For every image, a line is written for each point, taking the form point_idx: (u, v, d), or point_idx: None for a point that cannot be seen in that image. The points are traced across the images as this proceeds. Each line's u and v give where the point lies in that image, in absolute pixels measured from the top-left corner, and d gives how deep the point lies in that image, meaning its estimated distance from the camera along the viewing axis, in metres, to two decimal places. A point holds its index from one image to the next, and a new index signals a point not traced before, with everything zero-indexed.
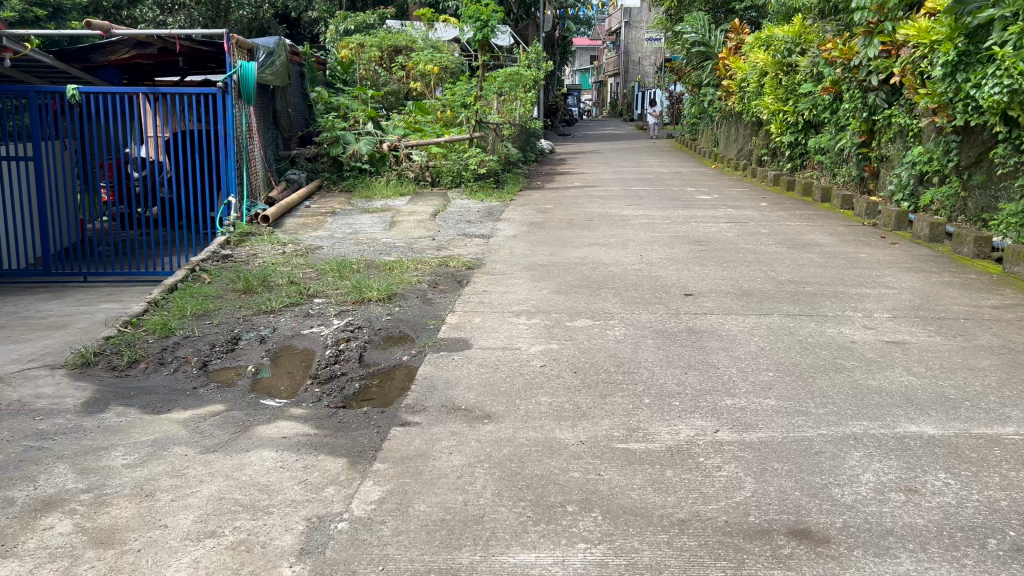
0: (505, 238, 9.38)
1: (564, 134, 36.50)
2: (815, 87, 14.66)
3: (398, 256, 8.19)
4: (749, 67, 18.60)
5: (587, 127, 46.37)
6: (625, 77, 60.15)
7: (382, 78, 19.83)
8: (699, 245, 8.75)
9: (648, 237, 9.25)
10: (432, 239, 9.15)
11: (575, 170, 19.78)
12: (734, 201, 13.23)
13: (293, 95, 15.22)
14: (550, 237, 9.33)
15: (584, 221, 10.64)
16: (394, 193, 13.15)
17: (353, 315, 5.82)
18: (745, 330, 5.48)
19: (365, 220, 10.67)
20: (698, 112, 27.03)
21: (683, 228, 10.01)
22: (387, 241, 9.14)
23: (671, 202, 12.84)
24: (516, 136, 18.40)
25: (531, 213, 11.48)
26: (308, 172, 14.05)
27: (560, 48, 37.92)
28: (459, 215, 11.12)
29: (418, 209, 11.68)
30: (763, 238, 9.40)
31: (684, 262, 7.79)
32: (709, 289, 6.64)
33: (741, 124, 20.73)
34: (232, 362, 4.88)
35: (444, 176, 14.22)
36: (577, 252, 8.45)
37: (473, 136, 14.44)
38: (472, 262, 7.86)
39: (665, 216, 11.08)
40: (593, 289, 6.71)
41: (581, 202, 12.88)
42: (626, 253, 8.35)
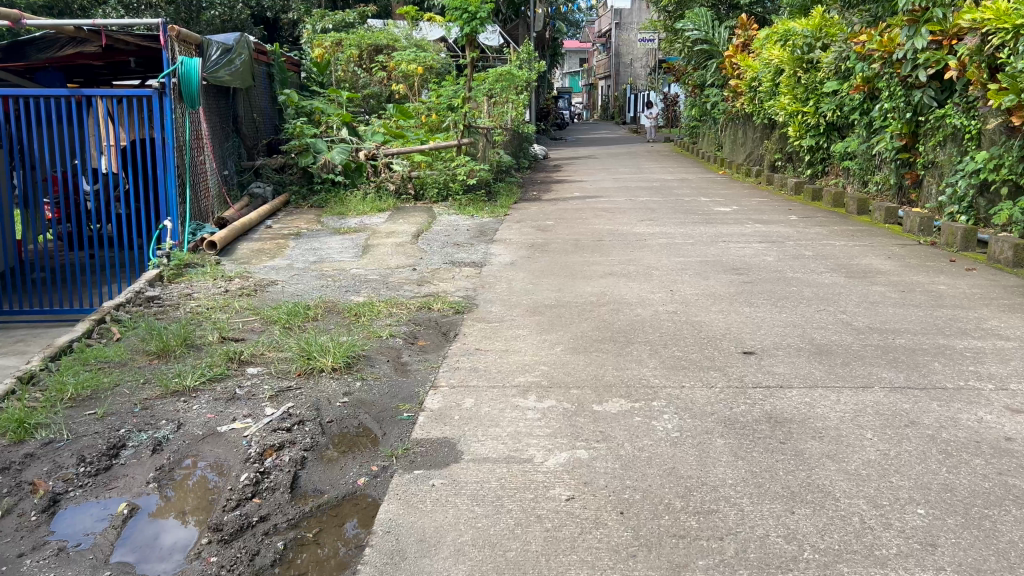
0: (501, 266, 7.77)
1: (557, 139, 34.92)
2: (846, 85, 13.13)
3: (369, 294, 6.58)
4: (761, 65, 17.01)
5: (579, 131, 44.80)
6: (615, 80, 58.75)
7: (361, 79, 18.47)
8: (737, 275, 7.18)
9: (675, 264, 7.67)
10: (412, 269, 7.53)
11: (573, 178, 18.18)
12: (758, 213, 11.67)
13: (258, 98, 13.60)
14: (554, 264, 7.76)
15: (593, 241, 9.07)
16: (372, 209, 11.50)
17: (295, 399, 4.19)
18: (841, 416, 3.90)
19: (335, 244, 9.04)
20: (698, 114, 25.49)
21: (710, 251, 8.45)
22: (358, 272, 7.53)
23: (687, 215, 11.27)
24: (507, 142, 16.79)
25: (530, 232, 9.89)
26: (274, 184, 12.41)
27: (552, 48, 36.31)
28: (447, 236, 9.50)
29: (398, 228, 10.06)
30: (810, 263, 7.82)
31: (726, 300, 6.21)
32: (773, 345, 5.07)
33: (750, 127, 19.17)
34: (99, 495, 3.24)
35: (428, 188, 12.56)
36: (587, 284, 6.89)
37: (461, 143, 12.82)
38: (461, 302, 6.27)
39: (686, 235, 9.52)
40: (620, 344, 5.13)
41: (585, 216, 11.29)
42: (651, 285, 6.79)
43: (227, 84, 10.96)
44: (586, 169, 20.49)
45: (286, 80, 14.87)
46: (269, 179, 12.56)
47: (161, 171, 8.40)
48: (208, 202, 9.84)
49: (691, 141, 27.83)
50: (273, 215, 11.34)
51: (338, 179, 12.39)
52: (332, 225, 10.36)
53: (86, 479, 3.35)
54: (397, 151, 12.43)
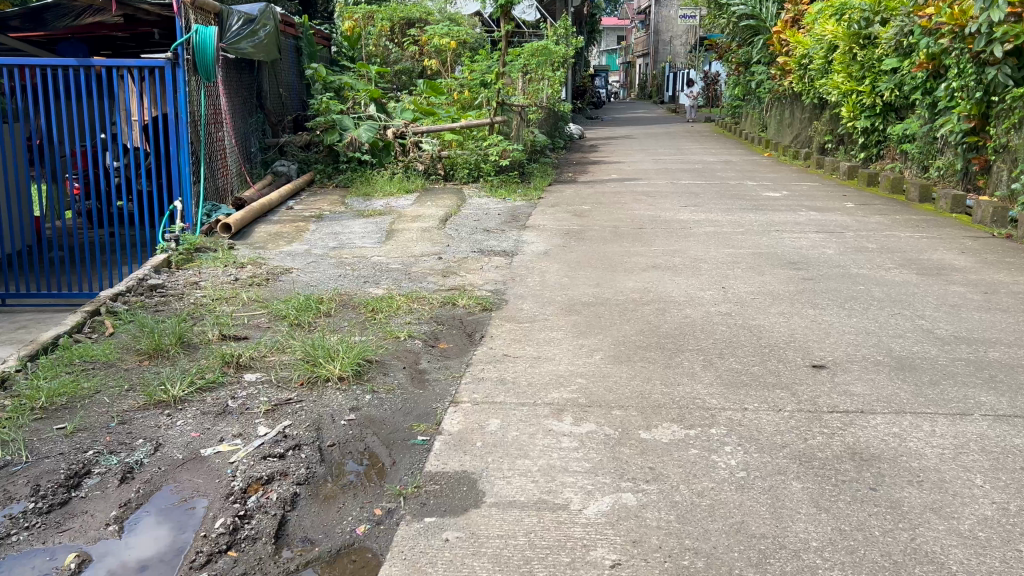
0: (534, 256, 7.16)
1: (593, 118, 34.02)
2: (908, 63, 12.20)
3: (389, 286, 6.02)
4: (813, 41, 16.05)
5: (616, 109, 43.79)
6: (654, 59, 57.55)
7: (393, 54, 18.24)
8: (795, 271, 6.49)
9: (725, 257, 7.00)
10: (438, 258, 6.95)
11: (610, 158, 17.46)
12: (811, 199, 10.91)
13: (284, 72, 13.09)
14: (591, 255, 7.13)
15: (633, 229, 8.41)
16: (399, 189, 10.93)
17: (294, 416, 3.62)
18: (940, 454, 3.25)
19: (358, 227, 8.49)
20: (742, 93, 24.55)
21: (762, 242, 7.76)
22: (379, 260, 6.96)
23: (735, 201, 10.54)
24: (542, 121, 16.11)
25: (566, 218, 9.25)
26: (299, 163, 11.91)
27: (590, 24, 35.31)
28: (477, 221, 8.90)
29: (426, 211, 9.50)
30: (875, 257, 7.10)
31: (786, 301, 5.55)
32: (845, 357, 4.42)
33: (799, 106, 18.28)
34: (47, 540, 2.71)
35: (459, 168, 11.96)
36: (629, 279, 6.26)
37: (494, 121, 12.17)
38: (490, 298, 5.67)
39: (734, 223, 8.82)
40: (669, 352, 4.50)
41: (625, 201, 10.61)
42: (701, 281, 6.14)
43: (250, 57, 10.42)
44: (623, 150, 19.73)
45: (314, 54, 14.34)
46: (294, 157, 12.04)
47: (173, 148, 7.88)
48: (226, 181, 9.32)
49: (733, 120, 26.84)
50: (296, 195, 10.82)
51: (365, 158, 11.82)
52: (357, 207, 9.82)
53: (35, 520, 2.81)
54: (427, 129, 11.85)
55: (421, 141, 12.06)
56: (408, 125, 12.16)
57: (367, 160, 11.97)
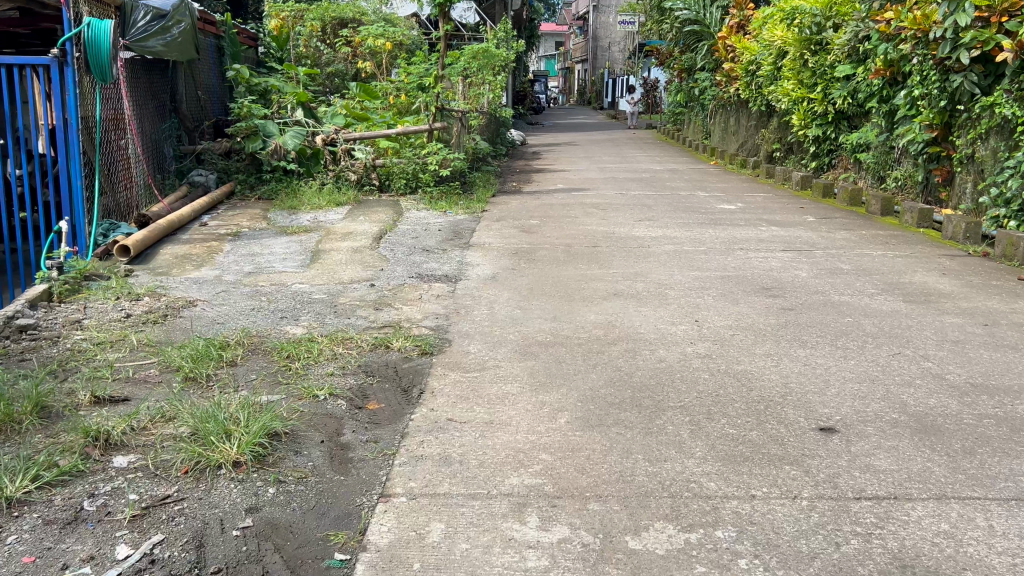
0: (479, 281, 6.35)
1: (534, 124, 33.37)
2: (864, 70, 11.78)
3: (311, 323, 5.12)
4: (761, 47, 15.63)
5: (556, 115, 43.30)
6: (592, 65, 57.37)
7: (324, 56, 17.14)
8: (772, 299, 5.82)
9: (691, 282, 6.31)
10: (369, 286, 6.06)
11: (555, 166, 16.77)
12: (769, 212, 10.35)
13: (202, 72, 12.01)
14: (543, 280, 6.35)
15: (587, 248, 7.67)
16: (329, 202, 9.98)
17: (168, 527, 2.73)
18: (1011, 565, 2.53)
19: (279, 247, 7.52)
20: (685, 99, 24.19)
21: (727, 262, 7.10)
22: (301, 288, 6.04)
23: (690, 214, 9.92)
24: (483, 128, 15.32)
25: (513, 235, 8.46)
26: (218, 172, 10.87)
27: (529, 29, 34.67)
28: (414, 238, 8.02)
29: (357, 227, 8.56)
30: (853, 280, 6.48)
31: (770, 338, 4.85)
32: (856, 416, 3.70)
33: (745, 114, 17.88)
34: None
35: (394, 178, 11.03)
36: (589, 311, 5.49)
37: (433, 128, 11.29)
38: (429, 339, 4.82)
39: (694, 240, 8.16)
40: (645, 413, 3.72)
41: (574, 214, 9.88)
42: (670, 313, 5.41)
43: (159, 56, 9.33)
44: (567, 157, 19.06)
45: (238, 54, 13.29)
46: (212, 166, 10.99)
47: (61, 160, 6.80)
48: (128, 196, 8.25)
49: (675, 127, 26.48)
50: (214, 208, 9.77)
51: (291, 168, 10.80)
52: (281, 223, 8.85)
53: None
54: (361, 136, 10.87)
55: (353, 148, 11.00)
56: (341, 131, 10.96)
57: (294, 169, 10.96)
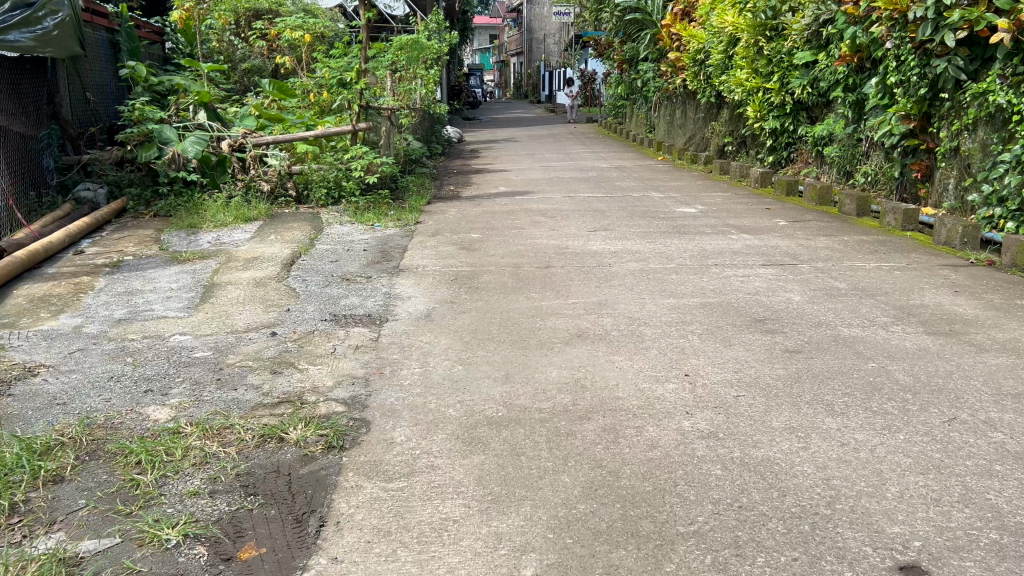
0: (410, 321, 5.13)
1: (470, 119, 32.14)
2: (826, 57, 10.92)
3: (182, 402, 3.84)
4: (710, 34, 14.77)
5: (492, 110, 42.05)
6: (528, 57, 56.36)
7: (239, 51, 15.85)
8: (770, 336, 4.74)
9: (669, 314, 5.20)
10: (270, 337, 4.78)
11: (495, 165, 15.58)
12: (735, 215, 9.35)
13: (89, 70, 10.46)
14: (488, 318, 5.17)
15: (538, 270, 6.51)
16: (236, 218, 8.60)
17: None
18: None
19: (166, 281, 6.17)
20: (626, 92, 23.28)
21: (706, 284, 6.01)
22: (182, 343, 4.73)
23: (649, 220, 8.84)
24: (414, 126, 14.03)
25: (451, 253, 7.25)
26: (108, 185, 9.40)
27: (461, 21, 33.40)
28: (334, 264, 6.74)
29: (266, 249, 7.23)
30: (856, 303, 5.47)
31: (785, 402, 3.75)
32: (944, 543, 2.62)
33: (693, 106, 17.01)
34: None
35: (314, 186, 9.63)
36: (548, 362, 4.33)
37: (356, 128, 9.98)
38: (340, 422, 3.59)
39: (661, 254, 7.07)
40: (647, 551, 2.59)
41: (520, 225, 8.72)
42: (652, 364, 4.28)
43: (29, 51, 8.26)
44: (507, 155, 17.89)
45: (135, 50, 11.74)
46: (101, 178, 9.48)
47: None
48: None
49: (616, 121, 25.56)
50: (98, 229, 8.30)
51: (191, 178, 9.22)
52: (174, 248, 7.47)
53: None
54: (275, 139, 9.65)
55: (267, 154, 9.72)
56: (250, 135, 9.73)
57: (195, 179, 9.35)
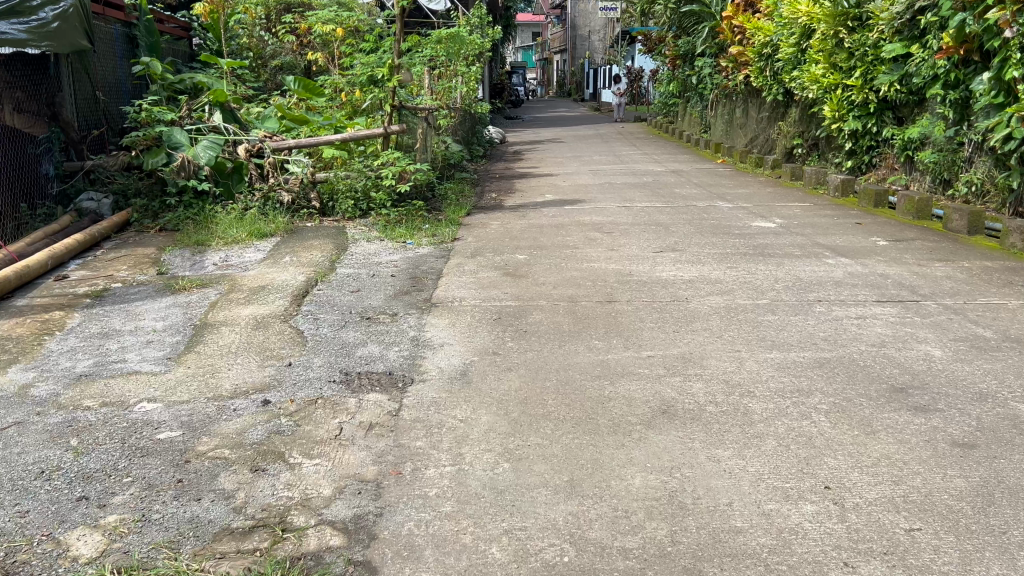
0: (443, 383, 4.01)
1: (513, 118, 31.04)
2: (922, 49, 9.62)
3: (121, 523, 2.76)
4: (779, 26, 13.48)
5: (535, 109, 40.91)
6: (572, 54, 55.12)
7: (269, 47, 14.92)
8: (924, 418, 3.53)
9: (778, 378, 4.02)
10: (258, 411, 3.68)
11: (540, 170, 14.43)
12: (822, 233, 8.08)
13: (99, 68, 9.54)
14: (542, 380, 4.02)
15: (599, 306, 5.36)
16: (250, 234, 7.58)
17: None
18: None
19: (151, 320, 5.12)
20: (679, 89, 21.98)
21: (813, 332, 4.80)
22: (145, 418, 3.63)
23: (723, 239, 7.64)
24: (454, 127, 12.96)
25: (494, 280, 6.12)
26: (115, 194, 8.46)
27: (504, 18, 32.32)
28: (356, 296, 5.65)
29: (277, 275, 6.16)
30: (1020, 363, 4.21)
31: (988, 546, 2.55)
32: None
33: (757, 104, 15.68)
34: None
35: (340, 197, 8.55)
36: (628, 458, 3.17)
37: (389, 131, 8.90)
38: (333, 571, 2.47)
39: (747, 284, 5.88)
40: None
41: (573, 243, 7.58)
42: (773, 465, 3.11)
43: (23, 45, 7.38)
44: (553, 157, 16.71)
45: (154, 45, 10.82)
46: (107, 186, 8.54)
47: None
48: None
49: (667, 120, 24.24)
50: (96, 245, 7.33)
51: (203, 187, 8.18)
52: (175, 272, 6.45)
53: None
54: (297, 143, 8.63)
55: (289, 160, 8.68)
56: (270, 140, 8.70)
57: (207, 188, 8.33)
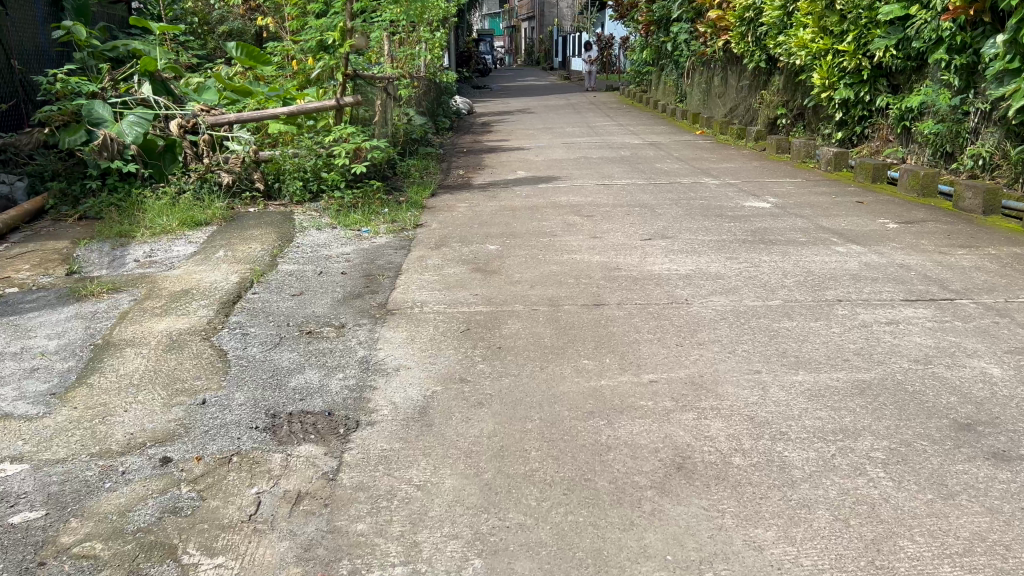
0: (398, 427, 3.17)
1: (480, 88, 29.95)
2: (924, 11, 8.86)
3: None
4: None
5: (503, 78, 39.78)
6: (540, 21, 53.84)
7: (215, 12, 13.77)
8: (1009, 471, 2.77)
9: (813, 412, 3.24)
10: (153, 476, 2.81)
11: (510, 143, 13.52)
12: (823, 214, 7.33)
13: (12, 33, 8.43)
14: (520, 420, 3.19)
15: (584, 311, 4.54)
16: (181, 223, 6.63)
17: None
18: None
19: (42, 337, 4.20)
20: (653, 56, 21.10)
21: (840, 344, 4.03)
22: (1, 490, 2.75)
23: (716, 223, 6.85)
24: (417, 99, 11.98)
25: (461, 278, 5.27)
26: (29, 177, 7.45)
27: None
28: (298, 302, 4.78)
29: (206, 275, 5.26)
30: None
31: None
32: None
33: (738, 72, 14.87)
34: None
35: (286, 177, 7.61)
36: (641, 547, 2.38)
37: (341, 103, 7.95)
38: None
39: (753, 281, 5.10)
40: None
41: (550, 229, 6.75)
42: (834, 554, 2.34)
43: None
44: (523, 128, 15.76)
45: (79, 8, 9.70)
46: (20, 168, 7.52)
47: None
48: None
49: (640, 88, 23.37)
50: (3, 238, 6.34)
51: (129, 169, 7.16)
52: (87, 271, 5.51)
53: None
54: (237, 117, 7.66)
55: (228, 136, 7.71)
56: (207, 114, 7.71)
57: (134, 170, 7.33)
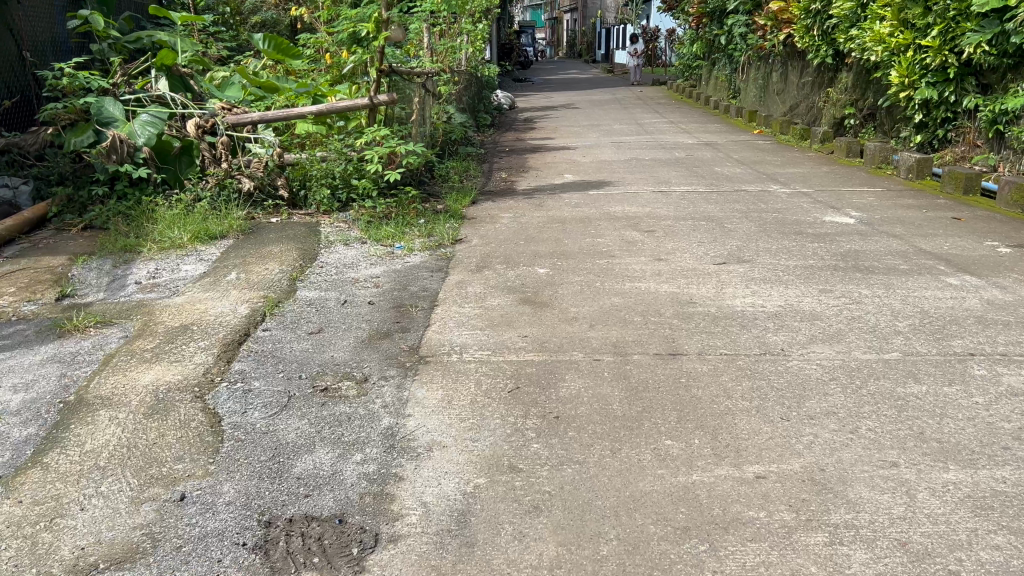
0: (430, 546, 2.40)
1: (522, 80, 29.11)
2: None
3: None
4: None
5: (544, 70, 38.87)
6: (582, 12, 52.85)
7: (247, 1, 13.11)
8: None
9: (988, 543, 2.40)
10: None
11: (555, 141, 12.68)
12: (918, 233, 6.41)
13: (23, 24, 7.80)
14: (589, 541, 2.41)
15: (659, 364, 3.72)
16: (194, 236, 5.93)
17: None
18: None
19: (5, 389, 3.48)
20: (705, 49, 20.10)
21: (992, 422, 3.16)
22: None
23: (797, 244, 5.98)
24: (456, 95, 11.20)
25: (508, 313, 4.49)
26: (34, 181, 6.81)
27: None
28: (316, 343, 4.03)
29: (212, 305, 4.53)
30: None
31: None
32: None
33: (800, 67, 13.87)
34: None
35: (313, 184, 6.89)
36: None
37: (375, 101, 7.20)
38: None
39: (858, 324, 4.24)
40: None
41: (606, 247, 5.93)
42: None
43: None
44: (568, 126, 14.92)
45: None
46: (25, 171, 6.89)
47: None
48: None
49: (688, 82, 22.36)
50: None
51: (140, 174, 6.49)
52: (80, 297, 4.83)
53: None
54: (261, 117, 6.94)
55: (250, 138, 7.00)
56: (228, 113, 7.01)
57: (147, 175, 6.66)
